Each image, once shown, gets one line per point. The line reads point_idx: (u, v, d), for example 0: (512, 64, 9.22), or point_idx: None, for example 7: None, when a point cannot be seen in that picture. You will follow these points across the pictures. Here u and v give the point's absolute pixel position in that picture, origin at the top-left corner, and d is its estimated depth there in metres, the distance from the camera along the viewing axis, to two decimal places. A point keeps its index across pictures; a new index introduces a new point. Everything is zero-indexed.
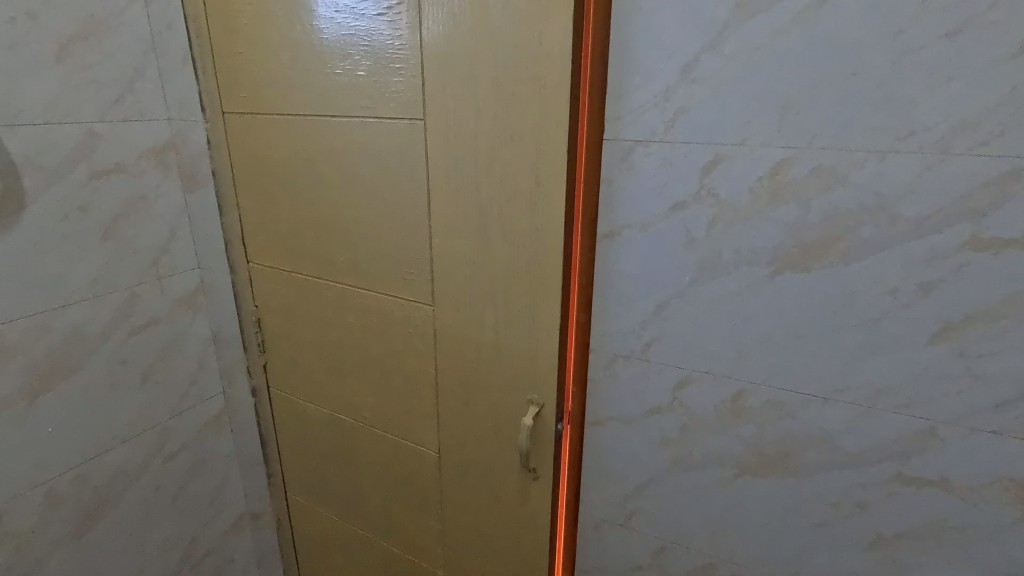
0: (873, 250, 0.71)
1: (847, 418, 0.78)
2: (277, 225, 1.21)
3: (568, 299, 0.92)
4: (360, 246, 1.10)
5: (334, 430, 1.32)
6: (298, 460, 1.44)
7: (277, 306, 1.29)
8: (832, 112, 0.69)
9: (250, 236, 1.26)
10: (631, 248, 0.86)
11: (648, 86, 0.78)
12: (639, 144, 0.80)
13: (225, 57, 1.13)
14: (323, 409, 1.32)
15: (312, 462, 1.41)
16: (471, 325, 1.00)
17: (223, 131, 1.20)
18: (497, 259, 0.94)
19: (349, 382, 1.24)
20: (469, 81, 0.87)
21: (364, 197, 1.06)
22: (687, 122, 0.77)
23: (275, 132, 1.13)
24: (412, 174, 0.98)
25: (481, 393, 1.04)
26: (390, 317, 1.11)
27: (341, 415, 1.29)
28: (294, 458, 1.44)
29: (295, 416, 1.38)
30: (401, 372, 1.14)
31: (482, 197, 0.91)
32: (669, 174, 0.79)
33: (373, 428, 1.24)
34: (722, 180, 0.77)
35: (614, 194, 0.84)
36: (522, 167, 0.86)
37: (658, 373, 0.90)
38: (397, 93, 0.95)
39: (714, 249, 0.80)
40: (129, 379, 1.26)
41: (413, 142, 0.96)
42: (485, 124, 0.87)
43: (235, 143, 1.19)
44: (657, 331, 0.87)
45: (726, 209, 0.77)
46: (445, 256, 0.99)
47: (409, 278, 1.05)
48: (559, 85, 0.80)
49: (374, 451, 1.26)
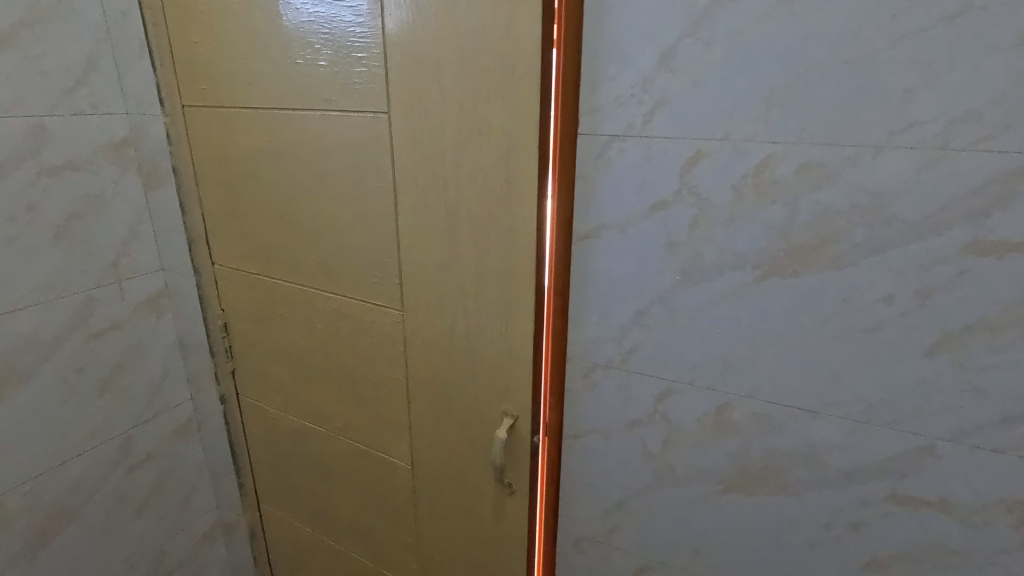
0: (867, 253, 0.66)
1: (838, 434, 0.73)
2: (241, 226, 1.15)
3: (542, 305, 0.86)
4: (325, 248, 1.04)
5: (304, 439, 1.26)
6: (268, 469, 1.38)
7: (243, 310, 1.23)
8: (822, 104, 0.63)
9: (214, 237, 1.20)
10: (609, 251, 0.80)
11: (624, 77, 0.72)
12: (616, 139, 0.74)
13: (182, 47, 1.07)
14: (293, 418, 1.26)
15: (283, 473, 1.35)
16: (441, 332, 0.94)
17: (183, 126, 1.14)
18: (468, 262, 0.88)
19: (319, 390, 1.18)
20: (433, 70, 0.81)
21: (328, 195, 0.99)
22: (666, 115, 0.71)
23: (237, 127, 1.06)
24: (376, 172, 0.92)
25: (454, 403, 0.98)
26: (358, 322, 1.05)
27: (310, 424, 1.23)
28: (265, 468, 1.38)
29: (265, 425, 1.32)
30: (371, 380, 1.08)
31: (451, 194, 0.85)
32: (648, 170, 0.74)
33: (344, 438, 1.18)
34: (704, 178, 0.71)
35: (590, 193, 0.78)
36: (492, 163, 0.80)
37: (638, 384, 0.84)
38: (361, 84, 0.88)
39: (696, 252, 0.74)
40: (87, 387, 1.20)
41: (377, 137, 0.90)
42: (452, 117, 0.81)
43: (195, 138, 1.13)
44: (637, 339, 0.82)
45: (708, 209, 0.72)
46: (412, 259, 0.93)
47: (377, 282, 0.99)
48: (529, 74, 0.74)
49: (345, 461, 1.20)
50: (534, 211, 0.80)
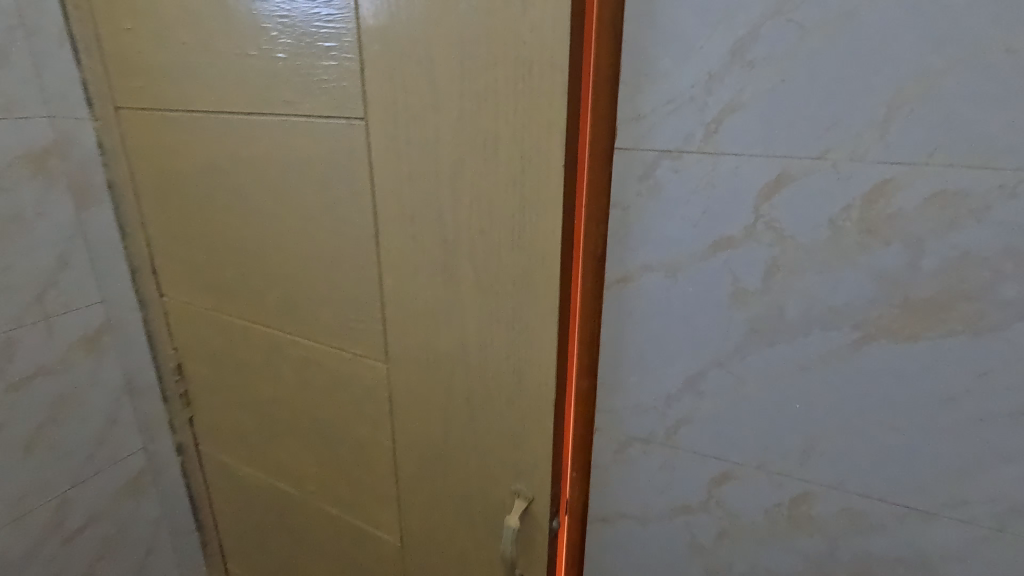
0: (1019, 316, 0.48)
1: (957, 540, 0.56)
2: (192, 254, 0.95)
3: (566, 365, 0.67)
4: (291, 283, 0.85)
5: (273, 500, 1.07)
6: (235, 529, 1.19)
7: (198, 350, 1.04)
8: (968, 112, 0.45)
9: (161, 265, 1.01)
10: (654, 300, 0.62)
11: (681, 74, 0.53)
12: (667, 156, 0.56)
13: (110, 36, 0.86)
14: (260, 475, 1.07)
15: (251, 534, 1.16)
16: (434, 392, 0.76)
17: (118, 133, 0.94)
18: (469, 311, 0.68)
19: (289, 447, 0.99)
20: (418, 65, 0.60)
21: (293, 221, 0.80)
22: (739, 126, 0.52)
23: (180, 135, 0.87)
24: (351, 194, 0.73)
25: (451, 477, 0.80)
26: (333, 373, 0.86)
27: (281, 485, 1.04)
28: (231, 527, 1.20)
29: (229, 481, 1.13)
30: (349, 440, 0.89)
31: (445, 227, 0.65)
32: (711, 199, 0.55)
33: (319, 502, 0.99)
34: (789, 210, 0.53)
35: (630, 226, 0.60)
36: (499, 189, 0.61)
37: (688, 465, 0.66)
38: (328, 83, 0.69)
39: (773, 306, 0.56)
40: (10, 445, 1.00)
41: (351, 150, 0.70)
42: (447, 125, 0.61)
43: (133, 149, 0.93)
44: (688, 410, 0.64)
45: (793, 250, 0.54)
46: (397, 303, 0.74)
47: (355, 327, 0.80)
48: (550, 72, 0.54)
49: (322, 529, 1.02)
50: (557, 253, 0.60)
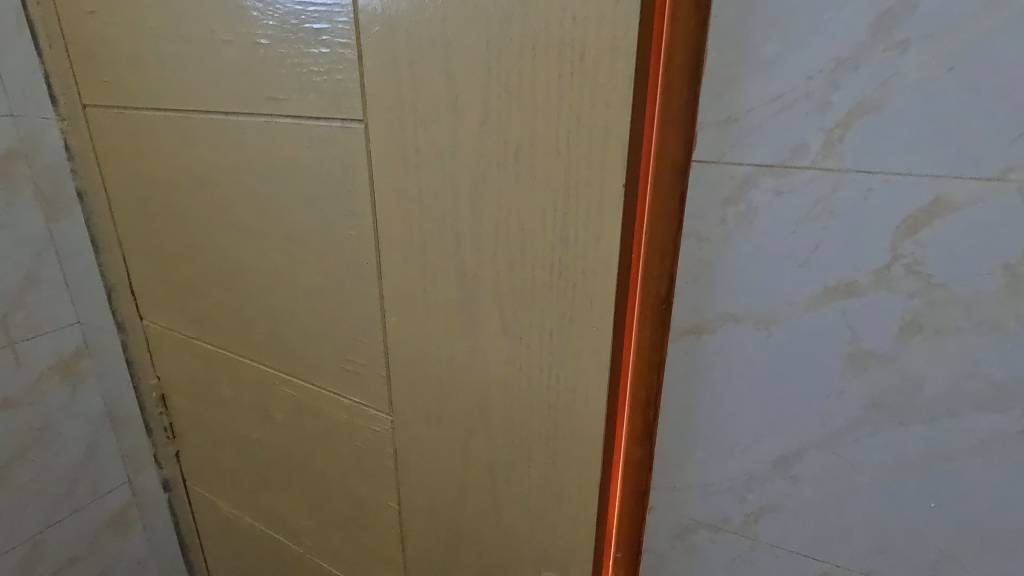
0: None
1: None
2: (172, 274, 0.83)
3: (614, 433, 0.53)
4: (281, 314, 0.72)
5: (266, 550, 0.95)
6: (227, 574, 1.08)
7: (183, 380, 0.91)
8: None
9: (140, 285, 0.88)
10: (737, 359, 0.47)
11: (795, 61, 0.38)
12: (766, 172, 0.41)
13: (74, 21, 0.73)
14: (252, 522, 0.95)
15: None
16: (444, 460, 0.61)
17: (86, 133, 0.81)
18: (489, 366, 0.54)
19: (282, 497, 0.86)
20: (429, 52, 0.46)
21: (282, 243, 0.67)
22: (874, 134, 0.38)
23: (155, 137, 0.74)
24: (348, 214, 0.59)
25: (465, 560, 0.65)
26: (330, 422, 0.73)
27: (275, 535, 0.91)
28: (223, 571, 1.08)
29: (220, 524, 1.01)
30: (349, 498, 0.76)
31: (462, 260, 0.51)
32: (826, 232, 0.41)
33: (315, 560, 0.87)
34: (943, 250, 0.38)
35: (708, 264, 0.46)
36: (534, 214, 0.46)
37: (772, 563, 0.52)
38: (319, 75, 0.55)
39: (908, 376, 0.42)
40: None
41: (348, 160, 0.57)
42: (467, 129, 0.46)
43: (104, 151, 0.81)
44: (776, 497, 0.50)
45: (943, 303, 0.39)
46: (402, 350, 0.59)
47: (355, 372, 0.67)
48: (613, 57, 0.39)
49: None
50: (609, 299, 0.46)
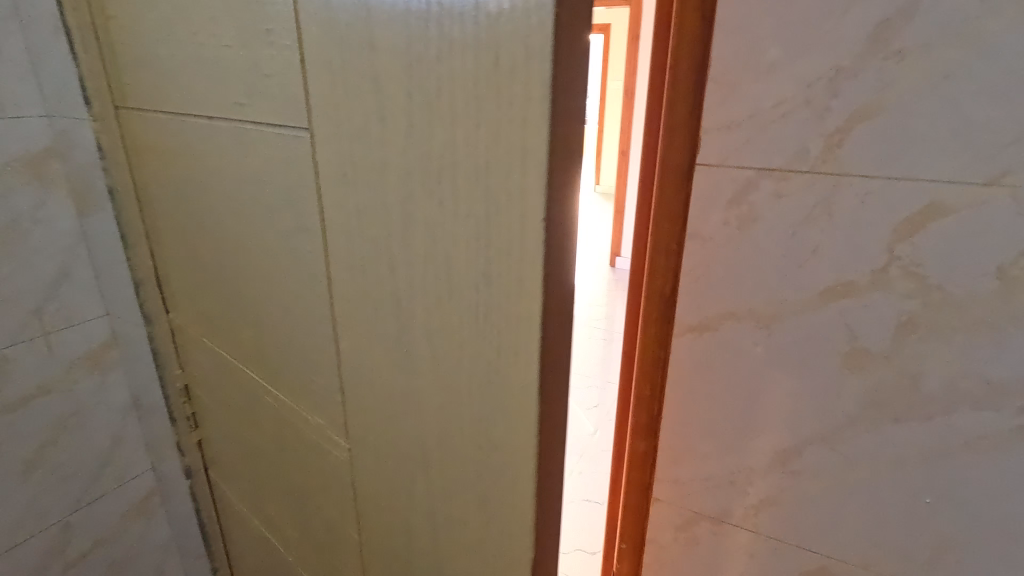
0: None
1: None
2: (178, 266, 0.78)
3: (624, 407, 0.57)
4: (252, 317, 0.61)
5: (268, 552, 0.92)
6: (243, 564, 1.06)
7: (199, 373, 0.89)
8: None
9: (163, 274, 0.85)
10: (739, 355, 0.49)
11: (796, 69, 0.40)
12: (768, 176, 0.43)
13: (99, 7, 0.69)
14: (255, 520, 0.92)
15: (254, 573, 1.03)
16: (406, 511, 0.46)
17: (110, 120, 0.77)
18: (446, 410, 0.38)
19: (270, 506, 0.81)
20: (361, 34, 0.32)
21: (246, 233, 0.56)
22: (872, 139, 0.39)
23: (152, 124, 0.69)
24: (292, 210, 0.47)
25: None
26: (299, 439, 0.61)
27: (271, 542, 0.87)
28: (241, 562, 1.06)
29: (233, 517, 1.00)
30: (322, 527, 0.65)
31: (393, 280, 0.37)
32: (825, 233, 0.42)
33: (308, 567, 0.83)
34: (939, 252, 0.40)
35: (711, 264, 0.47)
36: (468, 221, 0.31)
37: (771, 553, 0.54)
38: (268, 76, 0.44)
39: (906, 375, 0.43)
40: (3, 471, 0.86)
41: (289, 151, 0.45)
42: (402, 100, 0.32)
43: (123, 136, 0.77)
44: (777, 491, 0.51)
45: (939, 303, 0.40)
46: (357, 370, 0.45)
47: (315, 387, 0.54)
48: (525, 65, 0.26)
49: None
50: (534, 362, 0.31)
